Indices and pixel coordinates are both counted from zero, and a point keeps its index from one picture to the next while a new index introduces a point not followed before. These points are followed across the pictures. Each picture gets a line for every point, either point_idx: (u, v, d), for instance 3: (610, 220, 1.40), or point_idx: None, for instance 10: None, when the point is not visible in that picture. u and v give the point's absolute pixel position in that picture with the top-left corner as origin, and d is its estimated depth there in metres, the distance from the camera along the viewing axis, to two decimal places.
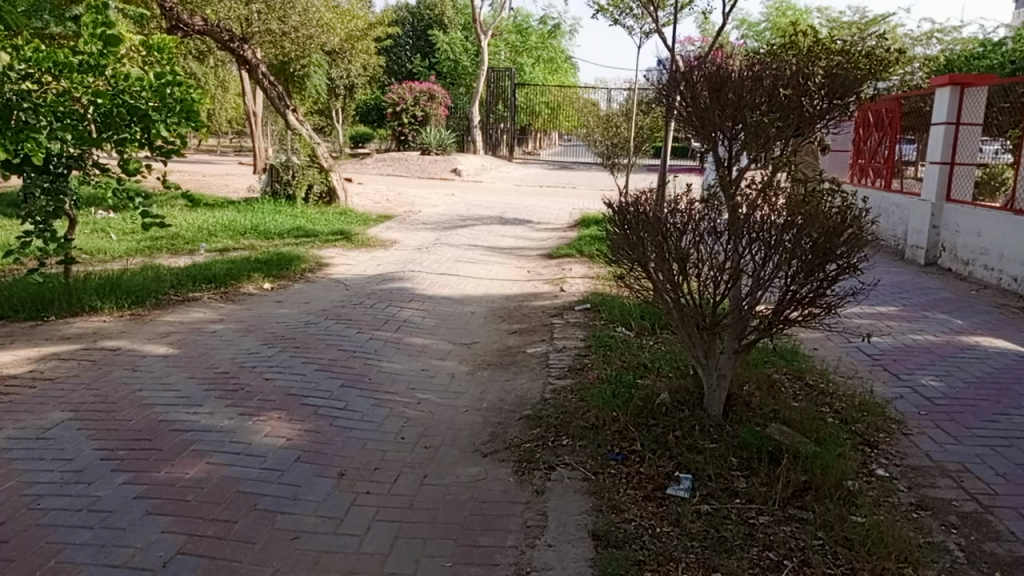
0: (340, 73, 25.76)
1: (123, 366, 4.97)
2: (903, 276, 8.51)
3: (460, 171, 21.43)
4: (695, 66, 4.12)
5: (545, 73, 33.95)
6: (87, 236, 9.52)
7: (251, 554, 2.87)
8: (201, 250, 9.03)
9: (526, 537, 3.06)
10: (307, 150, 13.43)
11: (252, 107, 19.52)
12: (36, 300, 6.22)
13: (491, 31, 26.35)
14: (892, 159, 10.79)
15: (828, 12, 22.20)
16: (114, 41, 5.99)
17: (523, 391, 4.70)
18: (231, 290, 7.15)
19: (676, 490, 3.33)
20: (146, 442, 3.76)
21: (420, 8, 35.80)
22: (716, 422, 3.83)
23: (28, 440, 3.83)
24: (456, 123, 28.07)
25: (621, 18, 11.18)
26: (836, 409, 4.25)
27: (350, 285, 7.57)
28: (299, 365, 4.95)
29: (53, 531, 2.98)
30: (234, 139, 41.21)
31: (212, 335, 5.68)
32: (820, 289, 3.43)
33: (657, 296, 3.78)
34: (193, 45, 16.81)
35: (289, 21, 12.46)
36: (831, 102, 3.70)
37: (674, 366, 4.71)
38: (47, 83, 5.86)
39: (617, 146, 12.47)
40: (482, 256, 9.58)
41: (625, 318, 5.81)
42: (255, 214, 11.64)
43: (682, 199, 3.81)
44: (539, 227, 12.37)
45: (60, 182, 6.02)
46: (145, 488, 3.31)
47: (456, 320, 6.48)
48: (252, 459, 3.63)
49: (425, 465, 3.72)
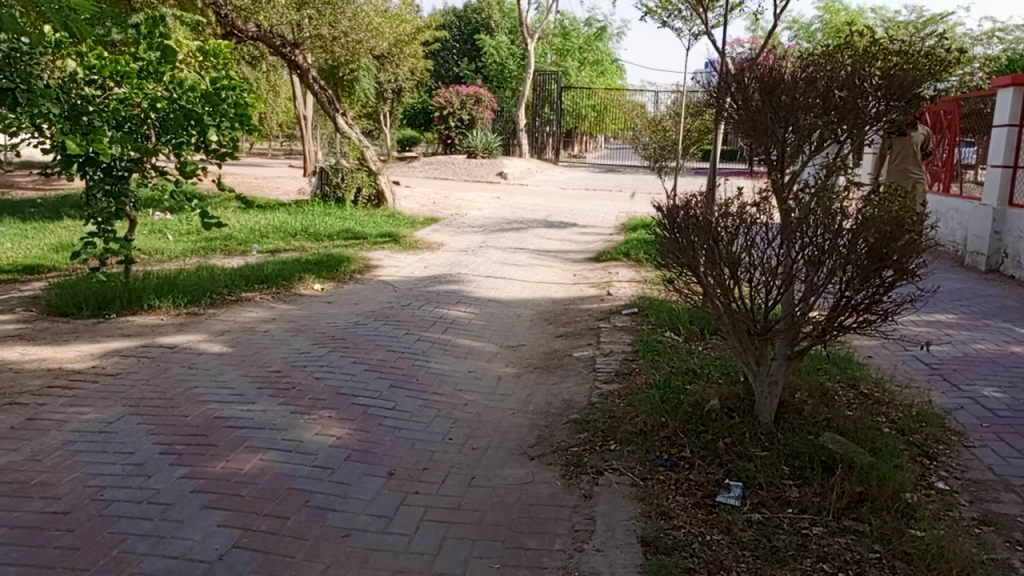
0: (388, 77, 26.09)
1: (180, 363, 5.11)
2: (963, 283, 8.26)
3: (505, 173, 21.51)
4: (747, 67, 4.03)
5: (591, 76, 33.96)
6: (145, 237, 9.81)
7: (304, 550, 2.93)
8: (253, 251, 9.22)
9: (574, 541, 3.05)
10: (356, 154, 13.60)
11: (302, 111, 19.81)
12: (98, 297, 6.41)
13: (537, 34, 26.36)
14: (952, 164, 10.51)
15: (885, 12, 21.89)
16: (171, 50, 6.14)
17: (569, 395, 4.68)
18: (283, 291, 7.29)
19: (726, 498, 3.29)
20: (202, 438, 3.86)
21: (467, 12, 35.98)
22: (768, 430, 3.77)
23: (91, 433, 3.96)
24: (502, 126, 28.26)
25: (670, 20, 11.09)
26: (892, 418, 4.15)
27: (398, 286, 7.66)
28: (349, 365, 5.02)
29: (115, 521, 3.07)
30: (283, 143, 42.02)
31: (264, 335, 5.79)
32: (877, 296, 3.35)
33: (707, 300, 3.76)
34: (246, 50, 17.39)
35: (339, 26, 12.79)
36: (889, 104, 3.59)
37: (723, 372, 4.64)
38: (110, 87, 6.07)
39: (664, 149, 12.31)
40: (527, 259, 9.59)
41: (673, 323, 5.75)
42: (306, 217, 11.84)
43: (734, 202, 3.78)
44: (584, 231, 12.32)
45: (121, 185, 6.19)
46: (202, 482, 3.39)
47: (503, 322, 6.49)
48: (305, 457, 3.69)
49: (473, 466, 3.74)
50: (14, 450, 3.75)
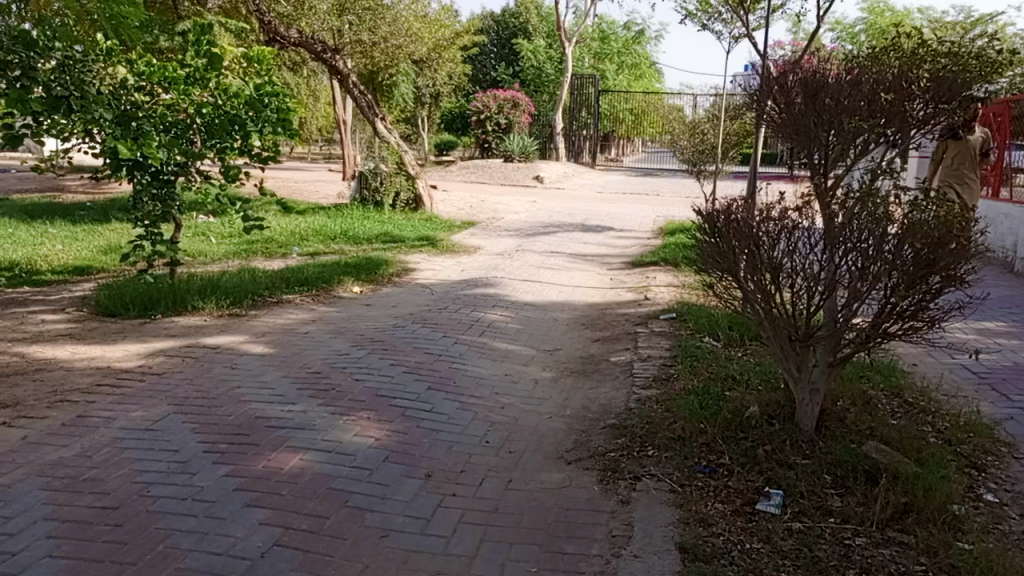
0: (427, 82, 26.32)
1: (223, 363, 5.21)
2: (1013, 290, 8.03)
3: (542, 177, 21.51)
4: (789, 70, 3.98)
5: (629, 80, 33.84)
6: (189, 239, 10.05)
7: (343, 549, 2.96)
8: (294, 254, 9.37)
9: (611, 546, 3.04)
10: (395, 158, 13.73)
11: (342, 115, 20.07)
12: (144, 298, 6.57)
13: (575, 38, 26.35)
14: (1002, 166, 10.26)
15: (932, 13, 21.45)
16: (217, 57, 6.31)
17: (606, 400, 4.66)
18: (323, 294, 7.40)
19: (766, 506, 3.25)
20: (245, 437, 3.93)
21: (504, 16, 36.14)
22: (809, 438, 3.72)
23: (138, 430, 4.06)
24: (539, 131, 28.31)
25: (710, 23, 10.99)
26: (939, 428, 4.05)
27: (436, 289, 7.71)
28: (387, 367, 5.08)
29: (162, 517, 3.14)
30: (324, 148, 42.64)
31: (305, 337, 5.87)
32: (923, 303, 3.26)
33: (747, 305, 3.71)
34: (287, 55, 17.74)
35: (378, 32, 12.89)
36: (937, 107, 3.52)
37: (763, 378, 4.57)
38: (157, 94, 6.21)
39: (703, 153, 12.19)
40: (564, 263, 9.58)
41: (712, 328, 5.69)
42: (345, 220, 12.00)
43: (776, 206, 3.74)
44: (622, 235, 12.27)
45: (167, 188, 6.35)
46: (244, 480, 3.46)
47: (539, 326, 6.50)
48: (344, 457, 3.74)
49: (510, 470, 3.75)
50: (66, 446, 3.87)
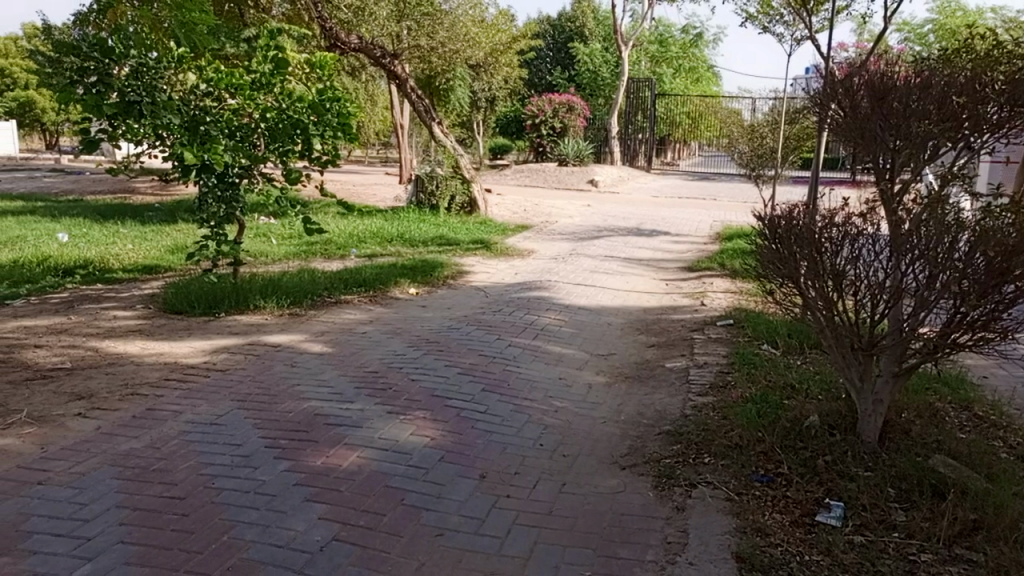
0: (482, 86, 26.52)
1: (283, 361, 5.35)
2: None
3: (596, 181, 21.43)
4: (855, 73, 3.92)
5: (686, 83, 33.49)
6: (251, 240, 10.34)
7: (400, 546, 3.01)
8: (352, 255, 9.55)
9: (666, 552, 3.01)
10: (450, 162, 13.86)
11: (398, 119, 20.38)
12: (208, 297, 6.77)
13: (632, 41, 26.22)
14: None
15: (1005, 13, 20.73)
16: (282, 62, 6.48)
17: (661, 406, 4.62)
18: (379, 295, 7.52)
19: (826, 518, 3.17)
20: (304, 434, 4.03)
21: (561, 21, 36.18)
22: (872, 451, 3.62)
23: (204, 424, 4.19)
24: (593, 134, 28.21)
25: (771, 25, 10.82)
26: (1010, 443, 3.90)
27: (490, 292, 7.76)
28: (442, 368, 5.13)
29: (226, 509, 3.24)
30: (380, 151, 43.31)
31: (362, 337, 5.98)
32: (996, 313, 3.08)
33: (809, 312, 3.65)
34: (347, 62, 18.16)
35: (437, 36, 13.23)
36: (1012, 110, 3.38)
37: (823, 388, 4.47)
38: (224, 99, 6.40)
39: (761, 156, 11.90)
40: (618, 268, 9.52)
41: (770, 336, 5.59)
42: (401, 223, 12.18)
43: (839, 212, 3.68)
44: (677, 240, 12.13)
45: (231, 191, 6.55)
46: (304, 476, 3.54)
47: (593, 331, 6.48)
48: (400, 456, 3.79)
49: (564, 473, 3.76)
50: (136, 437, 4.02)
